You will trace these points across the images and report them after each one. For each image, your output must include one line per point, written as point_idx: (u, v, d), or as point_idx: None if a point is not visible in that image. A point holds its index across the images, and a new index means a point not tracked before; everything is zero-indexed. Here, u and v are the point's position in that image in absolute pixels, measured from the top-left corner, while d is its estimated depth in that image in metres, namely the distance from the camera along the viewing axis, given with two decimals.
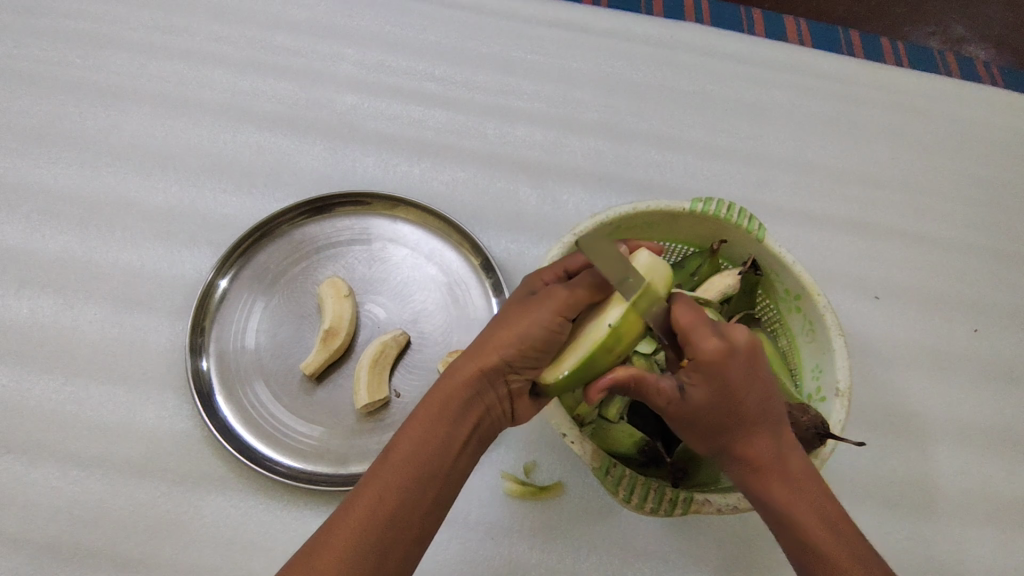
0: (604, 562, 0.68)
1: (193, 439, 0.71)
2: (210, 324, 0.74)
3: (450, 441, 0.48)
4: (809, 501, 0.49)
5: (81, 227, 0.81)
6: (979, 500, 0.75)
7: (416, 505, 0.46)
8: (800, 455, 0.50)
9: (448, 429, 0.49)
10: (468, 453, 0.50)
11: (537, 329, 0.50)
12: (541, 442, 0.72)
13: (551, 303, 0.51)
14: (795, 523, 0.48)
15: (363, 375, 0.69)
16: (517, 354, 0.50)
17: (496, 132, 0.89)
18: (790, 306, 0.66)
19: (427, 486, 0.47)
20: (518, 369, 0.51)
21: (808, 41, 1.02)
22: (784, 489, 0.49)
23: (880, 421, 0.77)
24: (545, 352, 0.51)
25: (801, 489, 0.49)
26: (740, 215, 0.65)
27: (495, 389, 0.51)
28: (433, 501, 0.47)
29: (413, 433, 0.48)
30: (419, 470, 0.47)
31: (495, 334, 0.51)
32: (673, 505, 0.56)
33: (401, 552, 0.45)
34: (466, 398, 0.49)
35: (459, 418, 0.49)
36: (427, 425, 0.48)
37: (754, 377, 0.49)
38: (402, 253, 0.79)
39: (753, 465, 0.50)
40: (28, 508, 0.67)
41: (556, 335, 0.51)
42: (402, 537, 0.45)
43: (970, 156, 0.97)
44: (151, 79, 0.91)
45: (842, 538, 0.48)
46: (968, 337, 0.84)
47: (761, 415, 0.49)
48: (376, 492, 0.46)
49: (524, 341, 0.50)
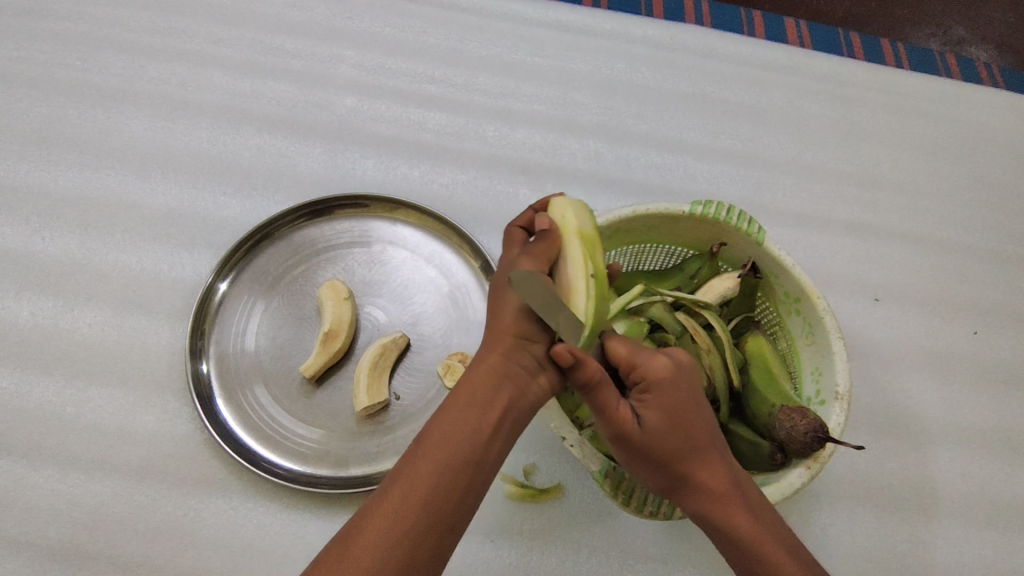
0: (604, 565, 0.68)
1: (193, 442, 0.71)
2: (210, 327, 0.74)
3: (481, 424, 0.48)
4: (770, 528, 0.50)
5: (81, 230, 0.81)
6: (980, 503, 0.75)
7: (448, 493, 0.46)
8: (753, 485, 0.53)
9: (479, 413, 0.48)
10: (503, 438, 0.49)
11: (530, 291, 0.50)
12: (541, 444, 0.72)
13: (527, 262, 0.50)
14: (756, 554, 0.49)
15: (363, 379, 0.69)
16: (524, 323, 0.50)
17: (496, 134, 0.89)
18: (790, 309, 0.66)
19: (459, 472, 0.47)
20: (533, 339, 0.50)
21: (808, 43, 1.02)
22: (744, 518, 0.50)
23: (880, 424, 0.77)
24: (547, 305, 0.50)
25: (761, 518, 0.50)
26: (739, 218, 0.65)
27: (522, 365, 0.50)
28: (465, 490, 0.47)
29: (442, 422, 0.48)
30: (448, 459, 0.47)
31: (501, 315, 0.51)
32: (671, 508, 0.57)
33: (433, 540, 0.45)
34: (493, 380, 0.49)
35: (489, 401, 0.49)
36: (456, 412, 0.48)
37: (698, 402, 0.53)
38: (402, 255, 0.79)
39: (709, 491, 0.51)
40: (28, 509, 0.67)
41: (550, 288, 0.50)
42: (434, 525, 0.45)
43: (970, 158, 0.97)
44: (151, 81, 0.91)
45: (804, 563, 0.49)
46: (968, 339, 0.84)
47: (711, 442, 0.52)
48: (407, 481, 0.46)
49: (524, 307, 0.50)
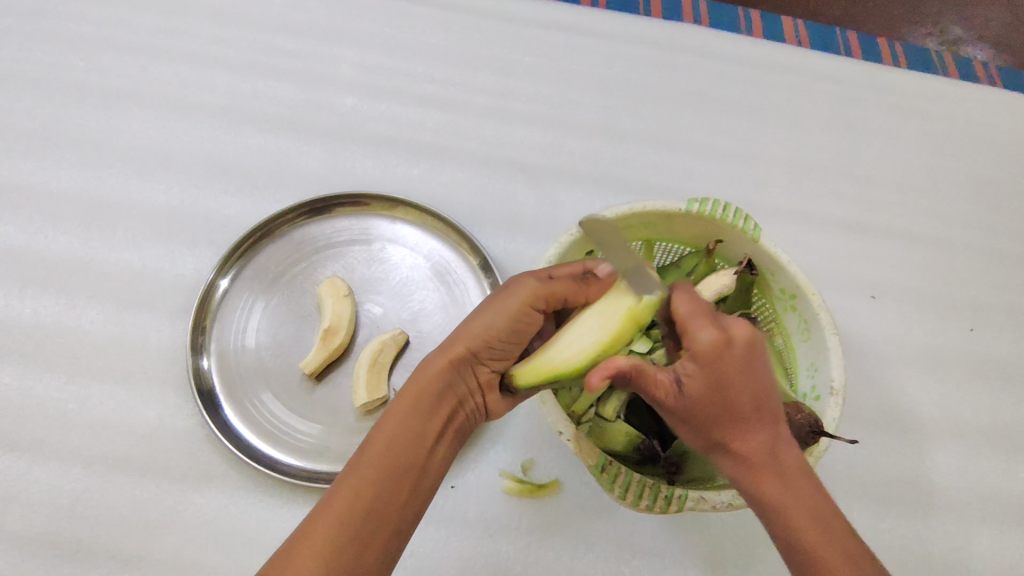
0: (600, 560, 0.68)
1: (193, 438, 0.71)
2: (211, 323, 0.74)
3: (424, 430, 0.50)
4: (804, 499, 0.47)
5: (82, 228, 0.82)
6: (975, 499, 0.75)
7: (394, 498, 0.47)
8: (794, 452, 0.49)
9: (422, 421, 0.50)
10: (444, 444, 0.51)
11: (503, 318, 0.52)
12: (539, 440, 0.72)
13: (519, 294, 0.53)
14: (785, 525, 0.47)
15: (362, 374, 0.70)
16: (484, 345, 0.52)
17: (495, 133, 0.90)
18: (786, 305, 0.66)
19: (402, 477, 0.47)
20: (486, 360, 0.53)
21: (805, 42, 1.02)
22: (773, 487, 0.47)
23: (876, 420, 0.78)
24: (513, 340, 0.53)
25: (794, 487, 0.48)
26: (735, 215, 0.65)
27: (465, 380, 0.53)
28: (411, 494, 0.47)
29: (389, 426, 0.49)
30: (394, 463, 0.47)
31: (464, 326, 0.53)
32: (667, 502, 0.56)
33: (380, 544, 0.46)
34: (439, 390, 0.51)
35: (433, 410, 0.50)
36: (401, 419, 0.49)
37: (751, 370, 0.48)
38: (402, 253, 0.80)
39: (743, 463, 0.48)
40: (30, 504, 0.68)
41: (523, 323, 0.53)
42: (380, 529, 0.46)
43: (967, 156, 0.97)
44: (153, 81, 0.92)
45: (834, 539, 0.46)
46: (964, 336, 0.84)
47: (756, 411, 0.48)
48: (352, 488, 0.46)
49: (491, 331, 0.52)
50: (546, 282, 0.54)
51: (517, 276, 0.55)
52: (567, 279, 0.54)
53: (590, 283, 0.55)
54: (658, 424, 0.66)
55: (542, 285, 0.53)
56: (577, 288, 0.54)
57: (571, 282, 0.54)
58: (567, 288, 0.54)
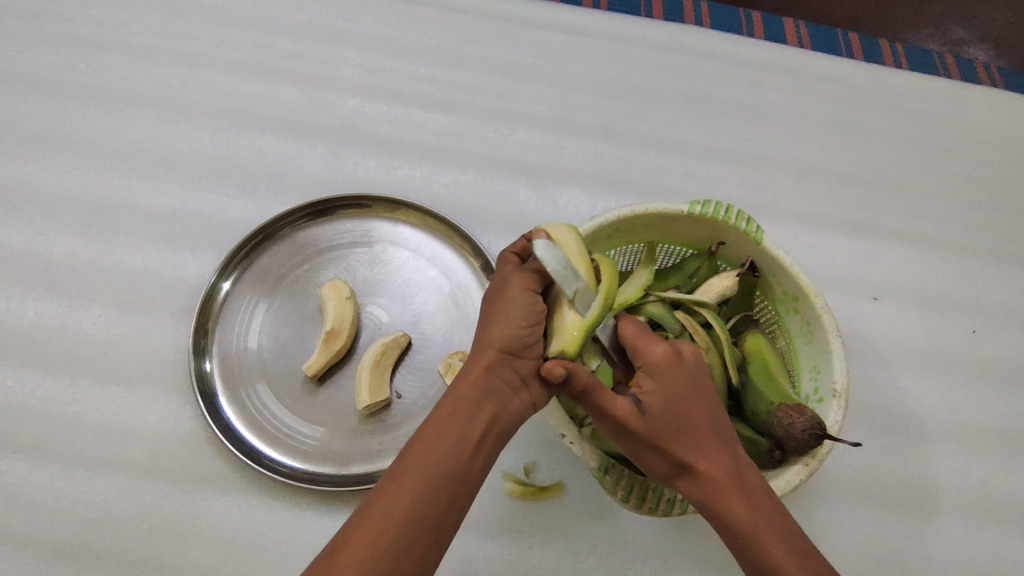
0: (603, 562, 0.68)
1: (196, 440, 0.71)
2: (212, 326, 0.74)
3: (462, 437, 0.49)
4: (770, 520, 0.49)
5: (84, 231, 0.82)
6: (977, 501, 0.75)
7: (433, 506, 0.46)
8: (754, 474, 0.51)
9: (461, 426, 0.49)
10: (487, 447, 0.50)
11: (517, 307, 0.52)
12: (542, 442, 0.72)
13: (516, 284, 0.53)
14: (757, 546, 0.48)
15: (364, 377, 0.70)
16: (512, 339, 0.52)
17: (496, 135, 0.90)
18: (789, 307, 0.66)
19: (441, 485, 0.47)
20: (520, 355, 0.52)
21: (807, 43, 1.02)
22: (742, 509, 0.49)
23: (879, 423, 0.78)
24: (535, 322, 0.53)
25: (761, 508, 0.49)
26: (738, 217, 0.65)
27: (505, 380, 0.52)
28: (449, 502, 0.47)
29: (426, 435, 0.49)
30: (432, 472, 0.47)
31: (487, 329, 0.53)
32: (671, 505, 0.57)
33: (419, 552, 0.45)
34: (476, 394, 0.50)
35: (473, 414, 0.50)
36: (438, 428, 0.49)
37: (702, 388, 0.52)
38: (403, 255, 0.80)
39: (709, 484, 0.50)
40: (33, 507, 0.68)
41: (535, 304, 0.53)
42: (420, 539, 0.45)
43: (969, 157, 0.97)
44: (154, 84, 0.92)
45: (805, 558, 0.48)
46: (966, 338, 0.84)
47: (715, 432, 0.51)
48: (390, 498, 0.46)
49: (512, 324, 0.52)
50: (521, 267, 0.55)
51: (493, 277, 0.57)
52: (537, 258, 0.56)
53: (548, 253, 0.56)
54: None
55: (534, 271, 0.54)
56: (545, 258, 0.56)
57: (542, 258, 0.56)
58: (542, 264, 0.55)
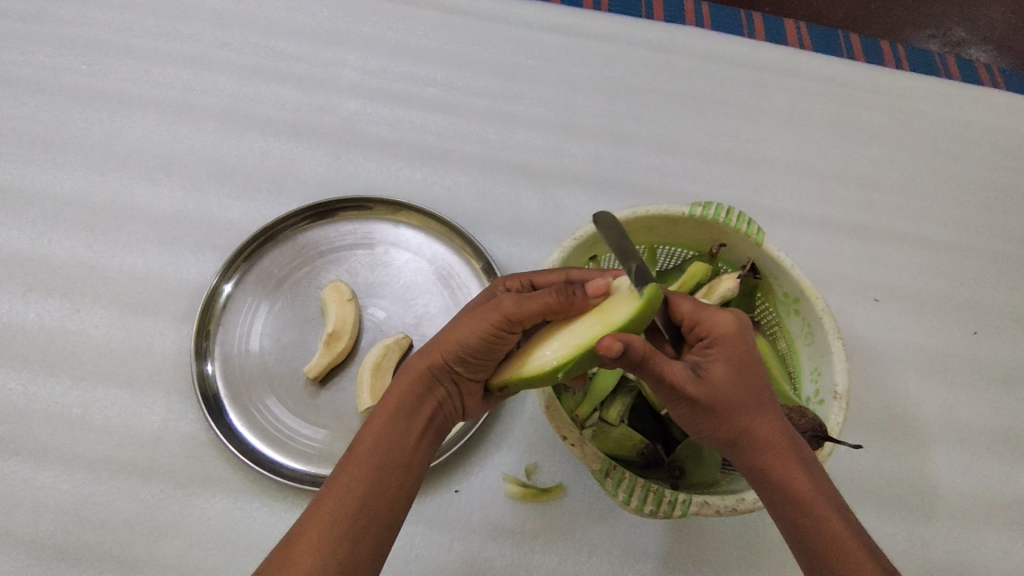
0: (604, 563, 0.68)
1: (198, 442, 0.72)
2: (214, 328, 0.74)
3: (405, 432, 0.50)
4: (826, 493, 0.47)
5: (86, 233, 0.82)
6: (979, 502, 0.75)
7: (383, 492, 0.47)
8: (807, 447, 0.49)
9: (404, 422, 0.50)
10: (428, 441, 0.51)
11: (475, 337, 0.50)
12: (544, 443, 0.73)
13: (491, 316, 0.50)
14: (810, 515, 0.46)
15: (365, 379, 0.70)
16: (458, 358, 0.51)
17: (497, 137, 0.90)
18: (790, 309, 0.66)
19: (391, 473, 0.48)
20: (462, 372, 0.52)
21: (808, 45, 1.02)
22: (798, 476, 0.47)
23: (880, 424, 0.78)
24: (485, 355, 0.52)
25: (814, 475, 0.48)
26: (738, 220, 0.65)
27: (444, 385, 0.53)
28: (397, 488, 0.48)
29: (373, 428, 0.50)
30: (382, 461, 0.48)
31: (445, 334, 0.52)
32: (672, 507, 0.55)
33: (372, 536, 0.46)
34: (418, 392, 0.51)
35: (414, 411, 0.51)
36: (385, 421, 0.50)
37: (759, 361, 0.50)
38: (404, 257, 0.80)
39: (767, 445, 0.48)
40: (36, 508, 0.68)
41: (495, 343, 0.51)
42: (372, 525, 0.46)
43: (970, 158, 0.97)
44: (156, 86, 0.92)
45: (854, 529, 0.46)
46: (967, 340, 0.84)
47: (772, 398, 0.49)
48: (342, 487, 0.46)
49: (465, 345, 0.50)
50: (517, 295, 0.51)
51: (537, 271, 0.57)
52: (538, 297, 0.50)
53: (568, 298, 0.51)
54: (661, 430, 0.67)
55: (514, 302, 0.50)
56: (539, 305, 0.50)
57: (542, 300, 0.50)
58: (529, 310, 0.50)
